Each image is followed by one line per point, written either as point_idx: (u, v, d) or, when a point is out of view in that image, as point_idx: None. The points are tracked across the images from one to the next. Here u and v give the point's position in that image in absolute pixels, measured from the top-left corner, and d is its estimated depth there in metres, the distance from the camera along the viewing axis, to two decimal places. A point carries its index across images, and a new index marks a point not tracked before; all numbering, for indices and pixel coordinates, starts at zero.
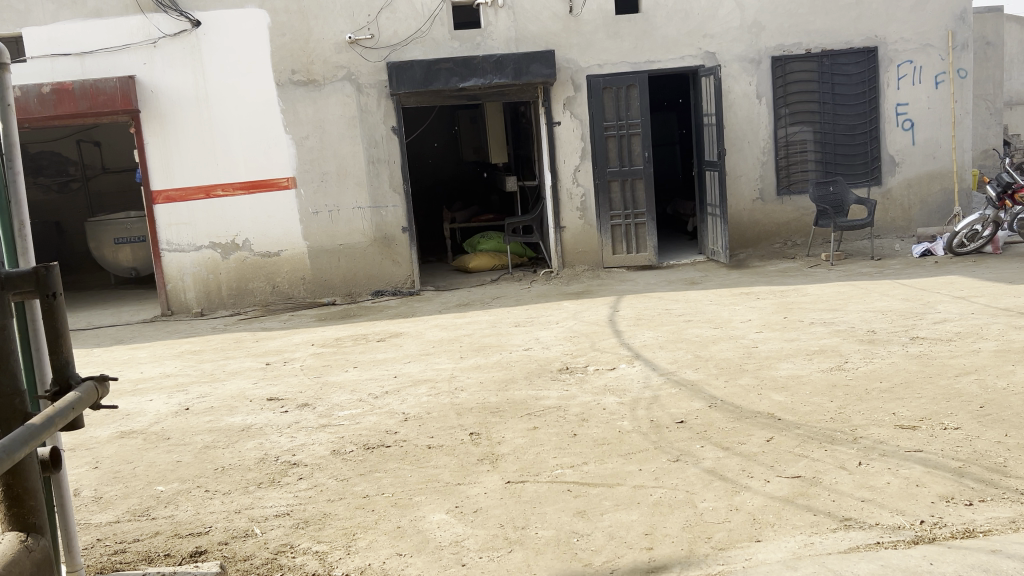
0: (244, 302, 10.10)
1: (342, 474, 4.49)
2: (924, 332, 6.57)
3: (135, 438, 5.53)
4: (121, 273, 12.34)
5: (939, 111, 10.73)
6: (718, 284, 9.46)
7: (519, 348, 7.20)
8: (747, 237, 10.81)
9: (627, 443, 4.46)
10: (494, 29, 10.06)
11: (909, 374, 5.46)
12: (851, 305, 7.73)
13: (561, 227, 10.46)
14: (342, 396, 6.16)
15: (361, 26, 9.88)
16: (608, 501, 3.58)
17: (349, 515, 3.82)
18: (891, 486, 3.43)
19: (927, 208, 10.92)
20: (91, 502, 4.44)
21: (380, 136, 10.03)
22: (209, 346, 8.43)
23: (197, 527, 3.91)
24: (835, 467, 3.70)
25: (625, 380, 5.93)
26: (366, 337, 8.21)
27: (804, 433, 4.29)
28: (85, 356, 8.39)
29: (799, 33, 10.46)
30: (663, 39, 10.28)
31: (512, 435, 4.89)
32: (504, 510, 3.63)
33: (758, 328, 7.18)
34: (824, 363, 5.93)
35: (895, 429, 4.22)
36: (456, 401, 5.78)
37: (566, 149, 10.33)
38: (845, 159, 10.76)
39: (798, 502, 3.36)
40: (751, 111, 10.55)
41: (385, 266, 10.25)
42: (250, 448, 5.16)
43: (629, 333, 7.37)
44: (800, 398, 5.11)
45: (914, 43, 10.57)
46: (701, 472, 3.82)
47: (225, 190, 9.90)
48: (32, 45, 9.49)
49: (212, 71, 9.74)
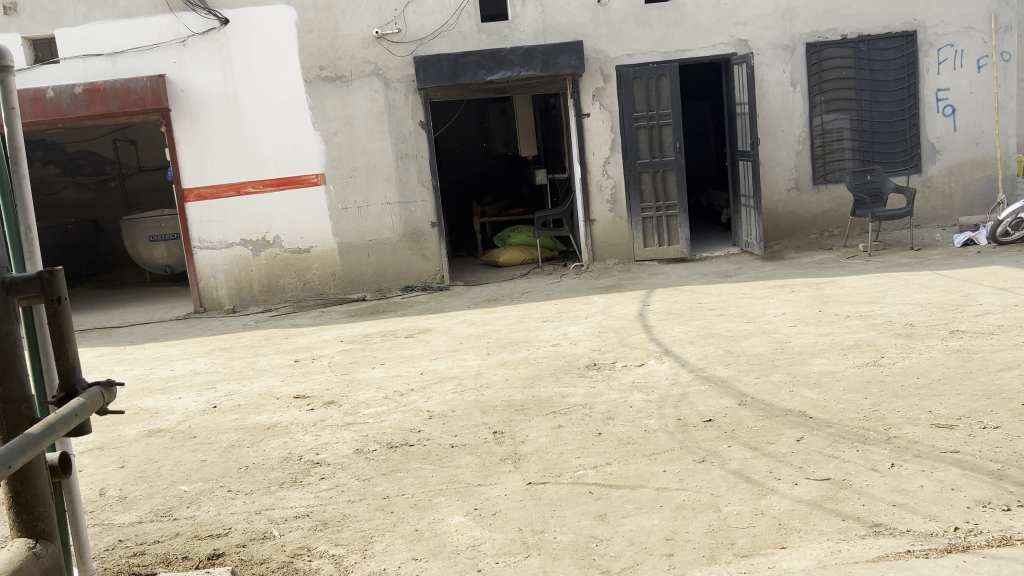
0: (276, 298, 10.14)
1: (363, 474, 4.45)
2: (965, 325, 6.35)
3: (162, 437, 5.55)
4: (156, 271, 12.47)
5: (982, 96, 10.40)
6: (751, 276, 9.27)
7: (546, 344, 7.12)
8: (782, 228, 10.59)
9: (652, 443, 4.36)
10: (521, 21, 9.94)
11: (948, 369, 5.28)
12: (889, 298, 7.52)
13: (591, 220, 10.35)
14: (367, 394, 6.13)
15: (388, 20, 9.84)
16: (630, 504, 3.49)
17: (369, 517, 3.78)
18: (925, 490, 3.30)
19: (969, 196, 10.61)
20: (115, 502, 4.45)
21: (408, 130, 9.99)
22: (239, 343, 8.46)
23: (216, 529, 3.90)
24: (866, 469, 3.57)
25: (653, 377, 5.82)
26: (394, 333, 8.18)
27: (835, 432, 4.16)
28: (118, 353, 8.47)
29: (834, 19, 10.21)
30: (694, 27, 10.09)
31: (535, 434, 4.81)
32: (523, 513, 3.56)
33: (791, 322, 7.01)
34: (859, 358, 5.76)
35: (931, 428, 4.07)
36: (481, 399, 5.71)
37: (595, 141, 10.20)
38: (883, 147, 10.49)
39: (827, 507, 3.24)
40: (786, 100, 10.32)
41: (414, 262, 10.23)
42: (274, 448, 5.14)
43: (659, 328, 7.24)
44: (833, 395, 4.96)
45: (955, 26, 10.27)
46: (727, 474, 3.71)
47: (255, 187, 9.94)
48: (65, 46, 9.59)
49: (241, 69, 9.76)
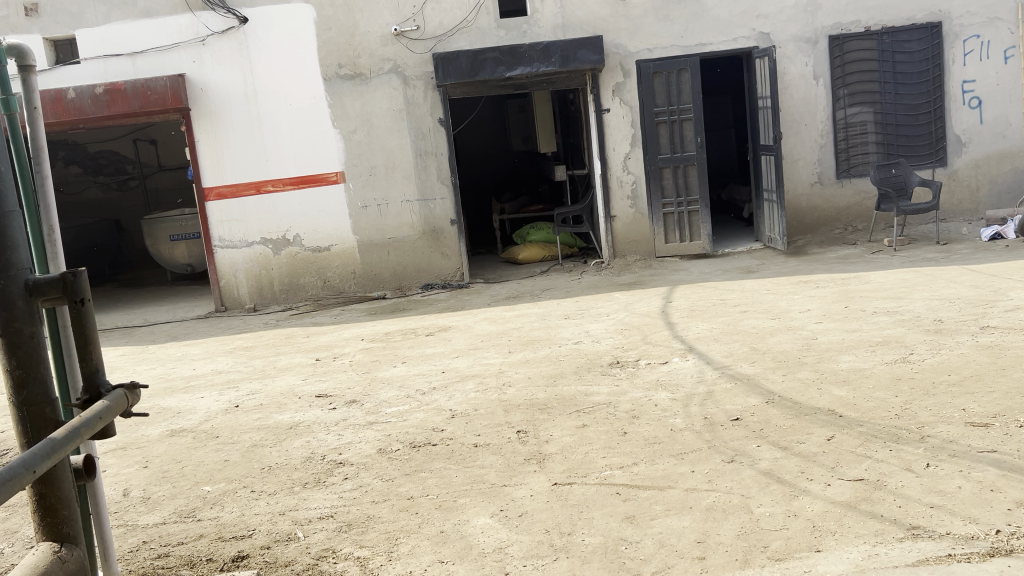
0: (296, 297, 10.14)
1: (387, 474, 4.41)
2: (996, 321, 6.23)
3: (185, 437, 5.55)
4: (177, 270, 12.51)
5: (1009, 87, 10.23)
6: (775, 272, 9.17)
7: (568, 342, 7.06)
8: (805, 223, 10.46)
9: (679, 442, 4.29)
10: (540, 16, 9.88)
11: (981, 366, 5.17)
12: (916, 293, 7.40)
13: (611, 216, 10.26)
14: (389, 393, 6.09)
15: (407, 17, 9.80)
16: (659, 506, 3.43)
17: (393, 518, 3.74)
18: (963, 491, 3.21)
19: (996, 189, 10.44)
20: (139, 503, 4.44)
21: (427, 128, 9.96)
22: (261, 342, 8.45)
23: (240, 530, 3.87)
24: (900, 469, 3.49)
25: (678, 375, 5.74)
26: (415, 331, 8.15)
27: (867, 432, 4.08)
28: (141, 353, 8.49)
29: (858, 11, 10.08)
30: (714, 20, 9.99)
31: (560, 433, 4.76)
32: (550, 514, 3.50)
33: (817, 319, 6.91)
34: (888, 354, 5.67)
35: (966, 427, 3.98)
36: (504, 397, 5.67)
37: (616, 136, 10.11)
38: (908, 140, 10.34)
39: (861, 508, 3.17)
40: (808, 93, 10.20)
41: (434, 259, 10.20)
42: (297, 447, 5.12)
43: (682, 325, 7.17)
44: (863, 393, 4.88)
45: (981, 16, 10.11)
46: (757, 474, 3.64)
47: (275, 185, 9.94)
48: (85, 47, 9.63)
49: (260, 67, 9.76)
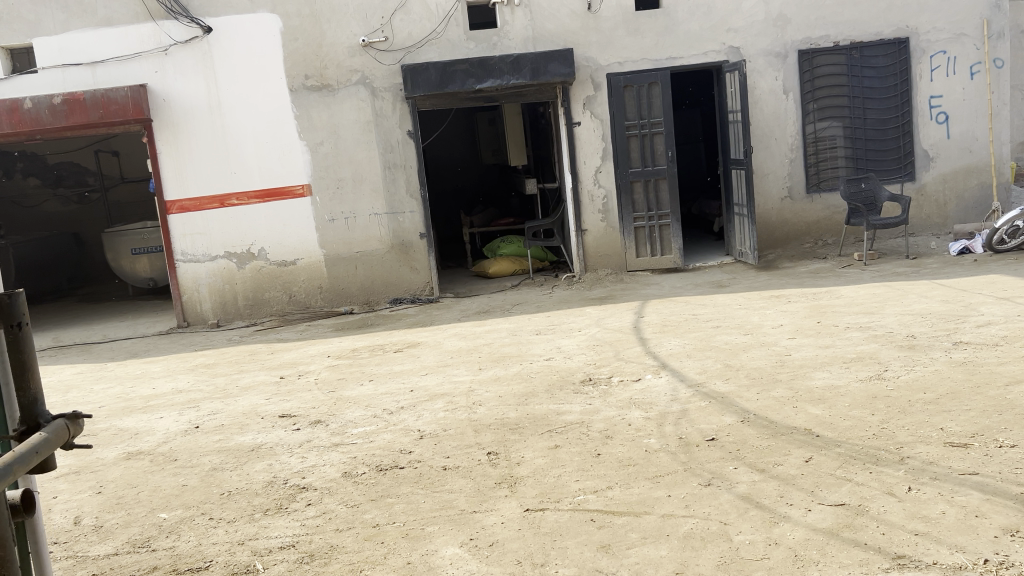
0: (261, 311, 9.91)
1: (352, 500, 4.24)
2: (968, 336, 6.20)
3: (142, 460, 5.33)
4: (139, 284, 12.20)
5: (975, 103, 10.31)
6: (746, 287, 9.10)
7: (539, 358, 6.93)
8: (775, 237, 10.45)
9: (655, 464, 4.17)
10: (511, 29, 9.79)
11: (956, 383, 5.12)
12: (888, 308, 7.37)
13: (582, 230, 10.18)
14: (356, 413, 5.91)
15: (375, 28, 9.67)
16: (635, 533, 3.31)
17: (358, 549, 3.58)
18: (948, 517, 3.13)
19: (963, 204, 10.52)
20: (90, 532, 4.23)
21: (396, 140, 9.81)
22: (223, 359, 8.22)
23: (197, 562, 3.69)
24: (882, 493, 3.40)
25: (651, 393, 5.63)
26: (382, 348, 7.97)
27: (845, 453, 3.99)
28: (98, 371, 8.21)
29: (826, 26, 10.11)
30: (685, 34, 9.96)
31: (532, 455, 4.61)
32: (522, 544, 3.37)
33: (790, 334, 6.84)
34: (862, 371, 5.60)
35: (945, 448, 3.91)
36: (474, 417, 5.52)
37: (586, 150, 10.04)
38: (876, 154, 10.38)
39: (844, 536, 3.07)
40: (778, 108, 10.20)
41: (402, 273, 10.03)
42: (257, 471, 4.92)
43: (654, 341, 7.06)
44: (839, 411, 4.80)
45: (948, 32, 10.18)
46: (735, 499, 3.53)
47: (240, 199, 9.72)
48: (43, 56, 9.38)
49: (225, 78, 9.56)
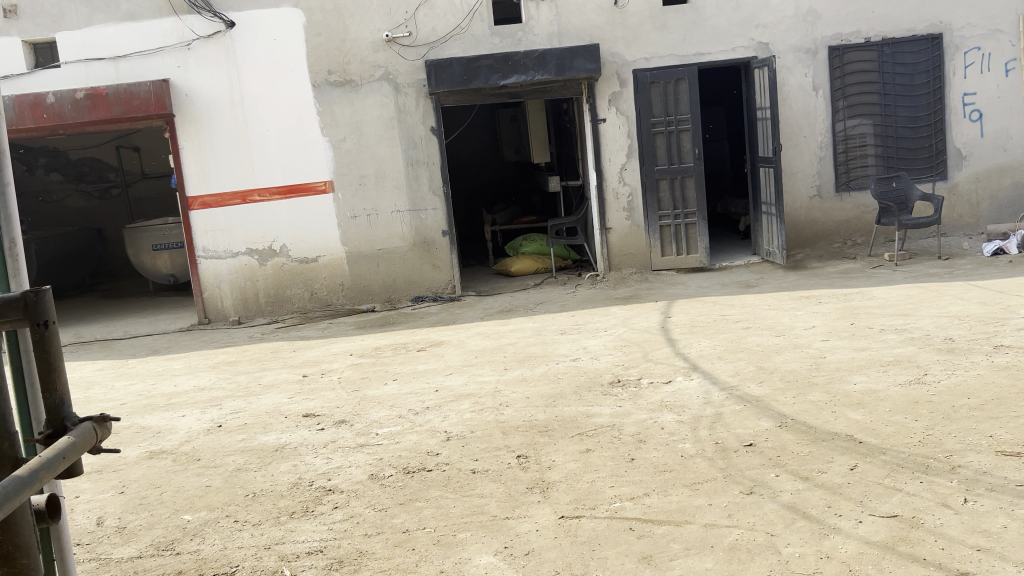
0: (282, 309, 9.84)
1: (379, 503, 4.13)
2: (1009, 340, 6.02)
3: (165, 459, 5.25)
4: (159, 280, 12.16)
5: (1010, 100, 10.09)
6: (775, 287, 8.94)
7: (566, 358, 6.81)
8: (804, 236, 10.26)
9: (692, 470, 4.04)
10: (536, 24, 9.66)
11: (1000, 388, 4.95)
12: (924, 310, 7.19)
13: (607, 229, 10.03)
14: (380, 413, 5.80)
15: (399, 23, 9.56)
16: (677, 544, 3.19)
17: (388, 555, 3.48)
18: (1010, 531, 2.99)
19: (997, 203, 10.29)
20: (114, 534, 4.15)
21: (419, 136, 9.71)
22: (245, 357, 8.14)
23: (223, 566, 3.60)
24: (936, 505, 3.26)
25: (682, 396, 5.48)
26: (405, 347, 7.86)
27: (892, 461, 3.85)
28: (119, 368, 8.15)
29: (858, 21, 9.91)
30: (712, 30, 9.79)
31: (563, 459, 4.49)
32: (560, 553, 3.26)
33: (823, 336, 6.68)
34: (901, 375, 5.44)
35: (997, 457, 3.76)
36: (501, 419, 5.40)
37: (611, 147, 9.90)
38: (907, 153, 10.16)
39: (901, 550, 2.94)
40: (807, 105, 10.02)
41: (424, 271, 9.92)
42: (282, 472, 4.82)
43: (684, 342, 6.92)
44: (880, 417, 4.64)
45: (982, 28, 9.99)
46: (780, 508, 3.39)
47: (262, 195, 9.65)
48: (66, 51, 9.34)
49: (247, 72, 9.48)
